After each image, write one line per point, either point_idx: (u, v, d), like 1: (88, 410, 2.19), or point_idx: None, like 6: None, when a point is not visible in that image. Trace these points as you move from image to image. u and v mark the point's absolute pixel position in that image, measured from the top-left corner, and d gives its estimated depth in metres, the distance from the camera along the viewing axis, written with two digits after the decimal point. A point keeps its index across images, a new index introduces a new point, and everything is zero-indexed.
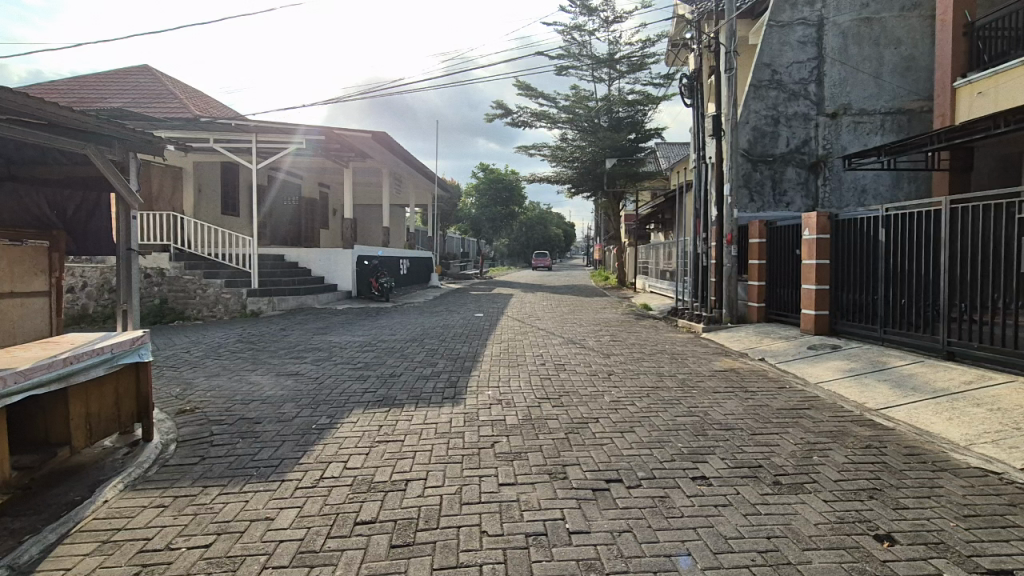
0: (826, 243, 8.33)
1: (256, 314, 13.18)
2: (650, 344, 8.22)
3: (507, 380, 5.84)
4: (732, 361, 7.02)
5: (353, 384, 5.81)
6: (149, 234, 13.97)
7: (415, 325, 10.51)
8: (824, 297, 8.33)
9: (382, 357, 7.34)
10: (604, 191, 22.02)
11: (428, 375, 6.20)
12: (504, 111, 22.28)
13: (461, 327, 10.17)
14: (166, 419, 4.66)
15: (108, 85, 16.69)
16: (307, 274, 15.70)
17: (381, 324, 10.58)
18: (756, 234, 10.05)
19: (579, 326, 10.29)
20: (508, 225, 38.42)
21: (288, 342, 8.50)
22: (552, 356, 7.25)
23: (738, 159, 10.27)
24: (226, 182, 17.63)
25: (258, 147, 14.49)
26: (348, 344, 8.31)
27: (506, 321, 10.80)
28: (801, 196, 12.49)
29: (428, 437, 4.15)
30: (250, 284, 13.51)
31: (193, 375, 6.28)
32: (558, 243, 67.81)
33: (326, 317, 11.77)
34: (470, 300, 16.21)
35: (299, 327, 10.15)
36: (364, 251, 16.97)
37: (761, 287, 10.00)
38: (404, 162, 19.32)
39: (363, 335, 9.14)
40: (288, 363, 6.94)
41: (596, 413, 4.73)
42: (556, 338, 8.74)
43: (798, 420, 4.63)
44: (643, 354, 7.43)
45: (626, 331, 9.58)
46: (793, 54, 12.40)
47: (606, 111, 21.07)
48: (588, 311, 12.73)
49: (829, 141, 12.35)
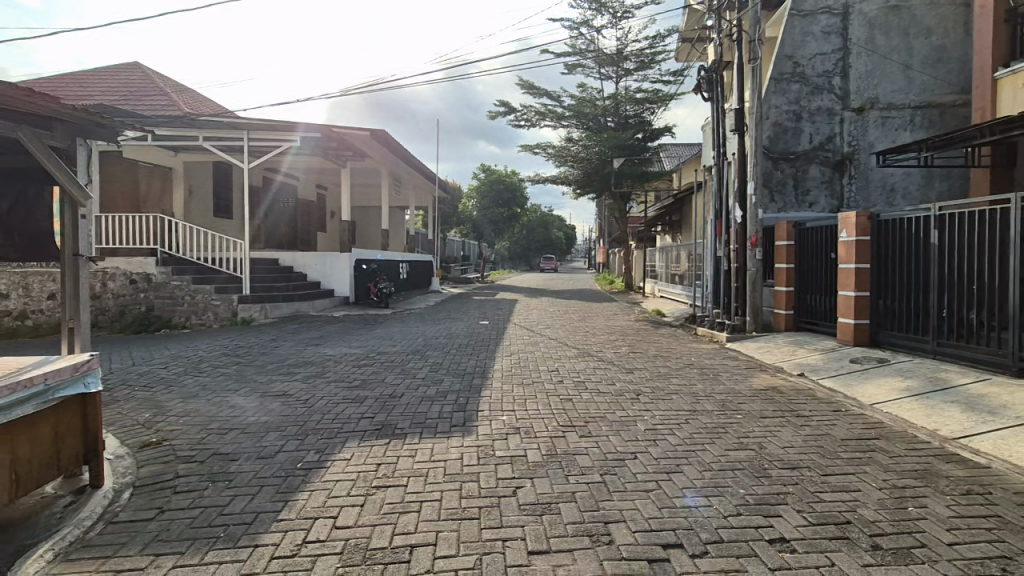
0: (867, 246, 7.63)
1: (248, 321, 12.50)
2: (674, 357, 7.53)
3: (523, 403, 5.13)
4: (770, 377, 6.34)
5: (348, 408, 5.10)
6: (137, 237, 13.34)
7: (417, 334, 9.79)
8: (864, 304, 7.64)
9: (381, 373, 6.63)
10: (610, 192, 21.34)
11: (433, 396, 5.48)
12: (508, 109, 21.60)
13: (466, 336, 9.47)
14: (126, 455, 3.95)
15: (97, 83, 16.04)
16: (303, 279, 15.00)
17: (380, 334, 9.86)
18: (784, 236, 9.37)
19: (592, 335, 9.60)
20: (511, 228, 37.70)
21: (279, 355, 7.81)
22: (569, 371, 6.55)
23: (762, 156, 9.63)
24: (220, 183, 17.00)
25: (252, 145, 13.82)
26: (344, 358, 7.60)
27: (513, 330, 10.11)
28: (825, 196, 11.88)
29: (437, 480, 3.43)
30: (242, 290, 12.83)
31: (167, 395, 5.58)
32: (560, 247, 67.10)
33: (321, 326, 11.06)
34: (473, 306, 15.48)
35: (292, 337, 9.46)
36: (363, 255, 16.22)
37: (789, 293, 9.33)
38: (405, 161, 18.65)
39: (361, 347, 8.45)
40: (277, 381, 6.24)
41: (632, 446, 4.03)
42: (570, 350, 8.04)
43: (871, 455, 3.92)
44: (668, 369, 6.74)
45: (644, 341, 8.90)
46: (817, 45, 11.77)
47: (613, 110, 20.45)
48: (599, 319, 12.04)
49: (854, 138, 11.70)
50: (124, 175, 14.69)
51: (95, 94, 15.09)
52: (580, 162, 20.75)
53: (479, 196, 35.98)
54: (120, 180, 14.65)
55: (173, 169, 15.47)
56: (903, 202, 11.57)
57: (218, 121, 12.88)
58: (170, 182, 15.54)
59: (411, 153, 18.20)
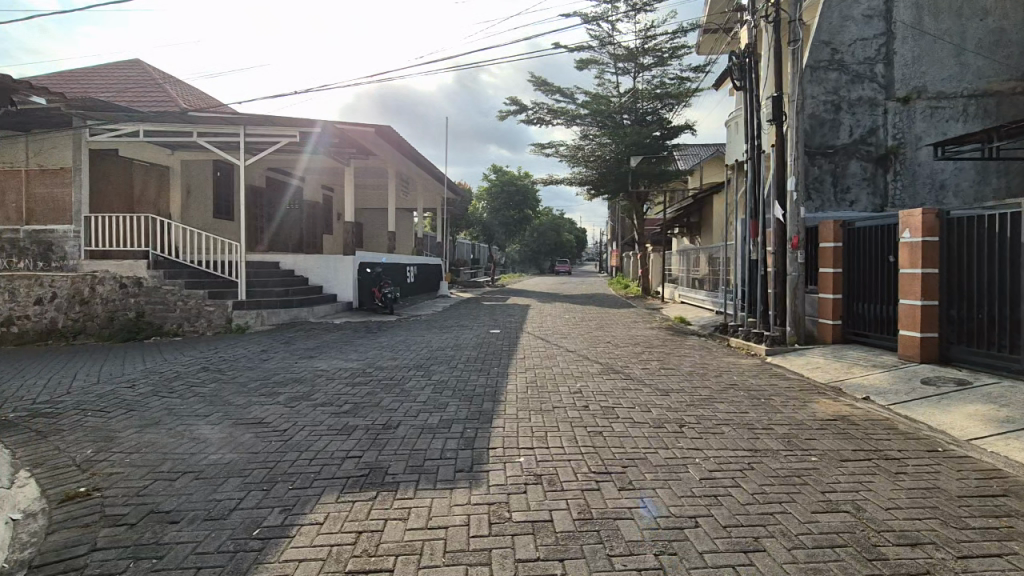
0: (935, 247, 6.60)
1: (242, 328, 11.70)
2: (715, 377, 6.55)
3: (544, 439, 4.21)
4: (834, 403, 5.37)
5: (330, 443, 4.22)
6: (129, 239, 12.67)
7: (421, 344, 8.92)
8: (933, 315, 6.61)
9: (376, 393, 5.74)
10: (626, 192, 20.40)
11: (435, 426, 4.58)
12: (519, 107, 20.68)
13: (475, 347, 8.60)
14: (40, 515, 3.10)
15: (91, 79, 15.37)
16: (304, 283, 14.21)
17: (381, 344, 9.01)
18: (830, 237, 8.37)
19: (616, 347, 8.63)
20: (523, 230, 36.75)
21: (266, 370, 6.97)
22: (596, 394, 5.61)
23: (804, 149, 8.68)
24: (220, 183, 16.27)
25: (247, 142, 13.02)
26: (337, 374, 6.73)
27: (527, 341, 9.20)
28: (867, 194, 10.86)
29: (434, 564, 2.53)
30: (237, 295, 12.04)
31: (123, 424, 4.73)
32: (571, 250, 66.01)
33: (320, 334, 10.24)
34: (483, 312, 14.59)
35: (285, 347, 8.62)
36: (366, 258, 15.41)
37: (836, 301, 8.35)
38: (412, 160, 17.80)
39: (358, 361, 7.58)
40: (254, 405, 5.37)
41: (689, 506, 3.11)
42: (593, 365, 7.13)
43: (1009, 523, 2.96)
44: (710, 393, 5.77)
45: (675, 355, 7.92)
46: (858, 29, 10.72)
47: (630, 107, 19.48)
48: (619, 328, 11.07)
49: (900, 130, 10.67)
50: (117, 176, 13.81)
51: (85, 89, 14.35)
52: (595, 161, 19.81)
53: (490, 198, 35.01)
54: (114, 181, 13.75)
55: (170, 168, 14.80)
56: (955, 200, 10.53)
57: (210, 116, 12.03)
58: (166, 181, 14.86)
59: (419, 152, 17.35)
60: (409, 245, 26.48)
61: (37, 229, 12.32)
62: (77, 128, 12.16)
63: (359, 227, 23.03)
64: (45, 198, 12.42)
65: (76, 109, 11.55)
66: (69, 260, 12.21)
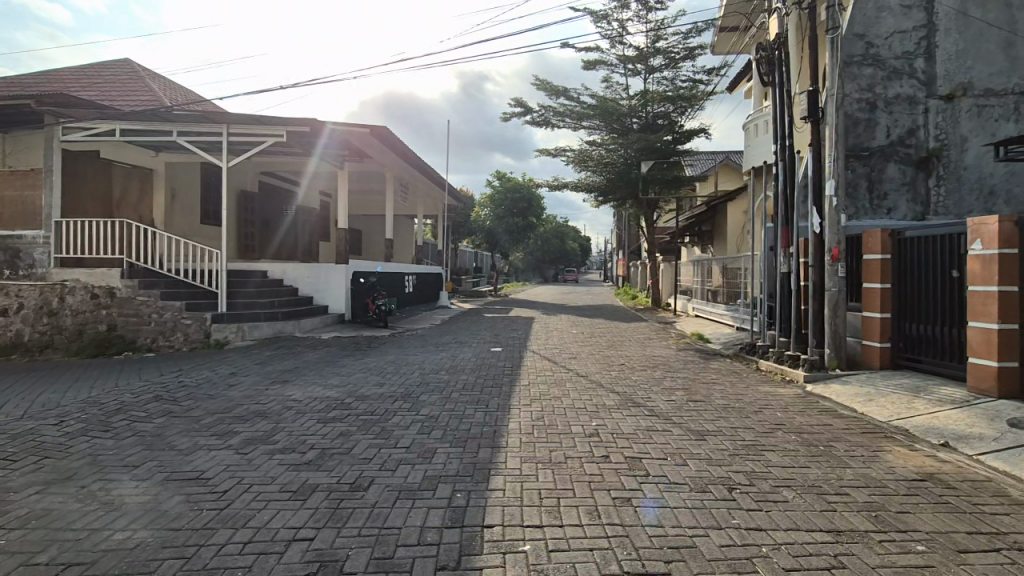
0: (1014, 261, 5.60)
1: (221, 344, 10.75)
2: (755, 413, 5.53)
3: (556, 513, 3.22)
4: (911, 455, 4.34)
5: (277, 515, 3.25)
6: (103, 246, 11.79)
7: (413, 366, 7.94)
8: (1013, 341, 5.59)
9: (352, 435, 4.77)
10: (636, 199, 19.44)
11: (417, 488, 3.60)
12: (524, 109, 19.77)
13: (474, 370, 7.62)
14: None
15: (70, 76, 14.52)
16: (292, 294, 13.28)
17: (368, 366, 8.01)
18: (877, 248, 7.39)
19: (633, 372, 7.61)
20: (526, 238, 35.74)
21: (229, 400, 5.99)
22: (617, 438, 4.60)
23: (844, 150, 7.75)
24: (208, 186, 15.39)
25: (232, 143, 12.12)
26: (310, 406, 5.75)
27: (532, 362, 8.19)
28: (907, 200, 9.88)
29: None
30: (217, 308, 11.12)
31: (25, 481, 3.75)
32: (575, 258, 64.99)
33: (303, 352, 9.28)
34: (485, 326, 13.62)
35: (259, 370, 7.63)
36: (359, 267, 14.48)
37: (884, 320, 7.35)
38: (410, 164, 16.93)
39: (339, 388, 6.61)
40: (200, 451, 4.40)
41: None
42: (610, 396, 6.11)
43: None
44: (755, 438, 4.74)
45: (701, 382, 6.91)
46: (895, 21, 9.79)
47: (640, 110, 18.55)
48: (633, 347, 10.04)
49: (944, 130, 9.71)
50: (95, 177, 12.95)
51: (63, 86, 13.46)
52: (603, 166, 18.85)
53: (493, 204, 34.03)
54: (91, 182, 12.87)
55: (153, 170, 13.96)
56: (1006, 207, 9.54)
57: (191, 114, 11.11)
58: (148, 184, 13.99)
59: (418, 155, 16.46)
60: (408, 252, 25.59)
61: (4, 234, 11.45)
62: (48, 126, 11.29)
63: (357, 234, 22.23)
64: (15, 201, 11.65)
65: (46, 106, 10.67)
66: (37, 268, 11.30)
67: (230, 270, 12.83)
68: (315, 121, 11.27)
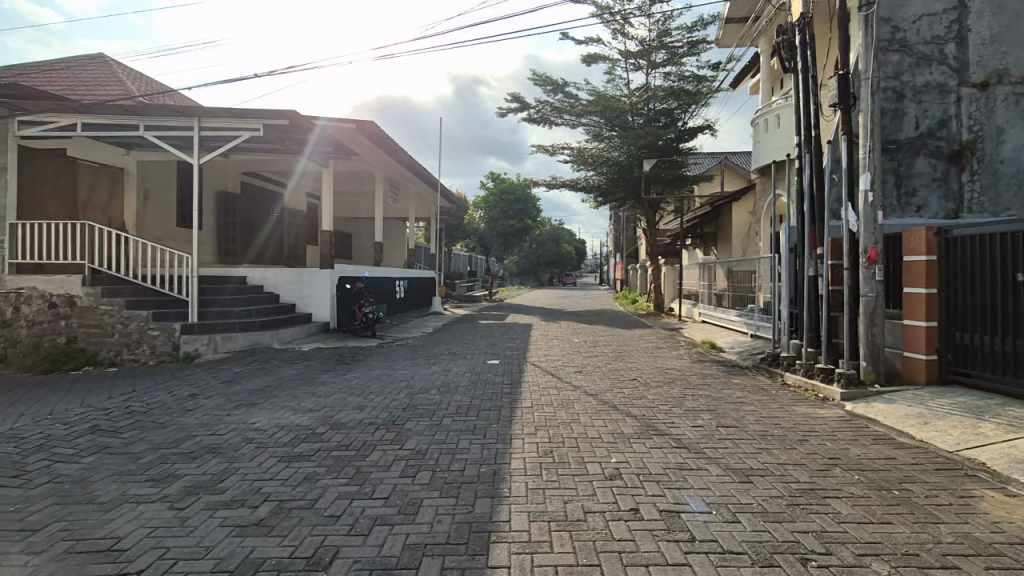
0: None
1: (191, 357, 9.79)
2: (802, 444, 4.66)
3: None
4: (1010, 503, 3.50)
5: None
6: (65, 251, 10.82)
7: (399, 384, 7.06)
8: None
9: (319, 479, 3.88)
10: (637, 199, 18.64)
11: (395, 565, 2.72)
12: (521, 105, 19.00)
13: (468, 388, 6.74)
14: None
15: (33, 68, 13.48)
16: (273, 301, 12.36)
17: (348, 384, 7.11)
18: (920, 248, 6.59)
19: (648, 389, 6.74)
20: (522, 241, 34.95)
21: (179, 431, 5.06)
22: (646, 482, 3.73)
23: (880, 140, 6.98)
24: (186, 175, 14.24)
25: (206, 138, 11.18)
26: (275, 438, 4.85)
27: (533, 379, 7.31)
28: (937, 197, 9.15)
29: None
30: (188, 318, 10.17)
31: None
32: (570, 261, 64.34)
33: (279, 367, 8.35)
34: (480, 334, 12.77)
35: (223, 390, 6.71)
36: (346, 272, 13.60)
37: (930, 330, 6.54)
38: (401, 162, 16.08)
39: (311, 412, 5.71)
40: (125, 505, 3.49)
41: None
42: (628, 423, 5.23)
43: None
44: (812, 479, 3.89)
45: (728, 403, 6.06)
46: (924, 3, 9.03)
47: (642, 106, 17.80)
48: (643, 358, 9.16)
49: (977, 121, 8.99)
50: (59, 175, 11.97)
51: (25, 77, 12.46)
52: (603, 164, 18.09)
53: (488, 206, 33.23)
54: (55, 181, 11.90)
55: (124, 170, 13.00)
56: None
57: (160, 106, 10.17)
58: (119, 184, 13.03)
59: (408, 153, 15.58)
60: (399, 256, 24.72)
61: None
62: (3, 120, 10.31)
63: (346, 237, 21.43)
64: None
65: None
66: None
67: (204, 276, 11.89)
68: (296, 113, 10.41)
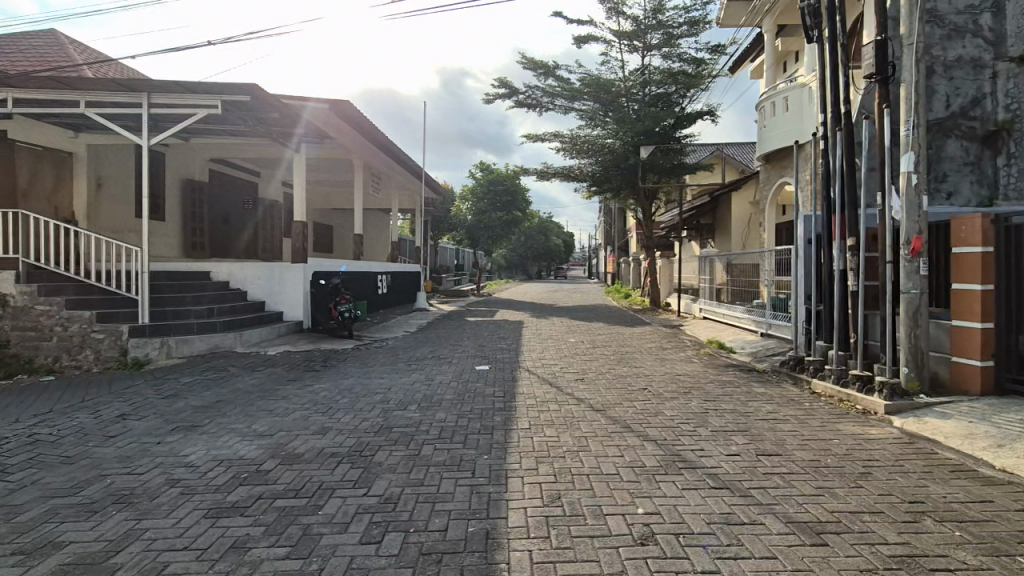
0: None
1: (140, 363, 8.60)
2: (868, 482, 3.75)
3: None
4: None
5: None
6: None
7: (373, 398, 6.04)
8: None
9: (250, 552, 2.86)
10: (632, 188, 17.75)
11: None
12: (509, 88, 17.96)
13: (453, 403, 5.75)
14: None
15: None
16: (239, 299, 11.25)
17: (313, 398, 6.09)
18: (975, 238, 5.72)
19: (663, 402, 5.81)
20: (510, 233, 33.92)
21: (86, 471, 4.00)
22: (692, 552, 2.78)
23: (924, 116, 6.08)
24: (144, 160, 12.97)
25: (158, 117, 9.95)
26: (208, 480, 3.83)
27: (528, 390, 6.34)
28: (969, 182, 8.33)
29: None
30: (138, 319, 8.97)
31: None
32: (558, 254, 63.47)
33: (236, 377, 7.27)
34: (468, 333, 11.79)
35: (161, 408, 5.64)
36: (320, 266, 12.49)
37: (987, 332, 5.68)
38: (379, 147, 14.89)
39: (262, 440, 4.68)
40: None
41: None
42: (649, 451, 4.28)
43: None
44: (903, 538, 2.96)
45: (759, 421, 5.15)
46: None
47: (637, 90, 16.85)
48: (649, 362, 8.22)
49: (1015, 99, 8.12)
50: None
51: None
52: (596, 152, 17.14)
53: (475, 197, 32.11)
54: None
55: (72, 154, 11.74)
56: None
57: (101, 79, 8.91)
58: (67, 170, 11.75)
59: (386, 138, 14.38)
60: (382, 250, 23.59)
61: None
62: None
63: (326, 230, 20.32)
64: None
65: None
66: None
67: (161, 270, 10.73)
68: (259, 88, 9.23)
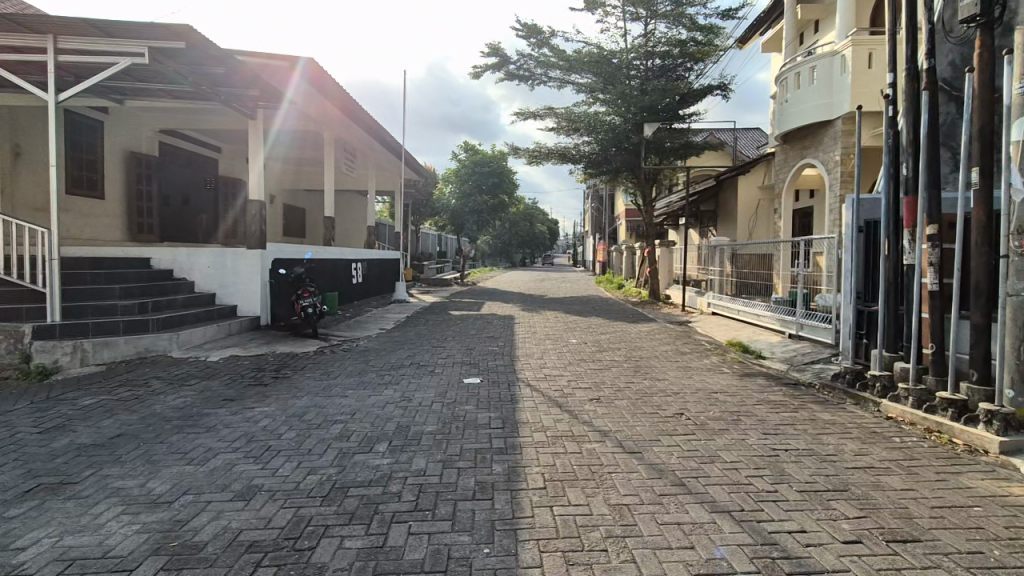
0: None
1: (45, 372, 6.93)
2: None
3: None
4: None
5: None
6: None
7: (328, 433, 4.52)
8: None
9: None
10: (632, 170, 16.31)
11: None
12: (500, 58, 16.31)
13: (436, 442, 4.26)
14: None
15: None
16: (183, 291, 9.60)
17: (248, 432, 4.56)
18: None
19: (714, 439, 4.43)
20: (496, 218, 32.25)
21: None
22: None
23: None
24: (73, 126, 11.13)
25: (73, 68, 8.14)
26: None
27: (534, 417, 4.91)
28: None
29: None
30: (46, 317, 7.28)
31: None
32: (542, 242, 62.00)
33: (157, 394, 5.69)
34: (453, 331, 10.27)
35: (29, 451, 4.06)
36: (282, 254, 10.84)
37: None
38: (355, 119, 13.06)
39: (149, 514, 3.14)
40: None
41: None
42: (728, 538, 2.86)
43: None
44: None
45: (852, 472, 3.80)
46: None
47: (640, 62, 15.34)
48: (672, 373, 6.84)
49: None
50: None
51: None
52: (594, 130, 15.64)
53: (460, 180, 30.31)
54: None
55: None
56: None
57: None
58: None
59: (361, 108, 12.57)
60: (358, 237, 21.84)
61: None
62: None
63: (297, 214, 18.53)
64: None
65: None
66: None
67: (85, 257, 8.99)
68: (195, 35, 7.49)
